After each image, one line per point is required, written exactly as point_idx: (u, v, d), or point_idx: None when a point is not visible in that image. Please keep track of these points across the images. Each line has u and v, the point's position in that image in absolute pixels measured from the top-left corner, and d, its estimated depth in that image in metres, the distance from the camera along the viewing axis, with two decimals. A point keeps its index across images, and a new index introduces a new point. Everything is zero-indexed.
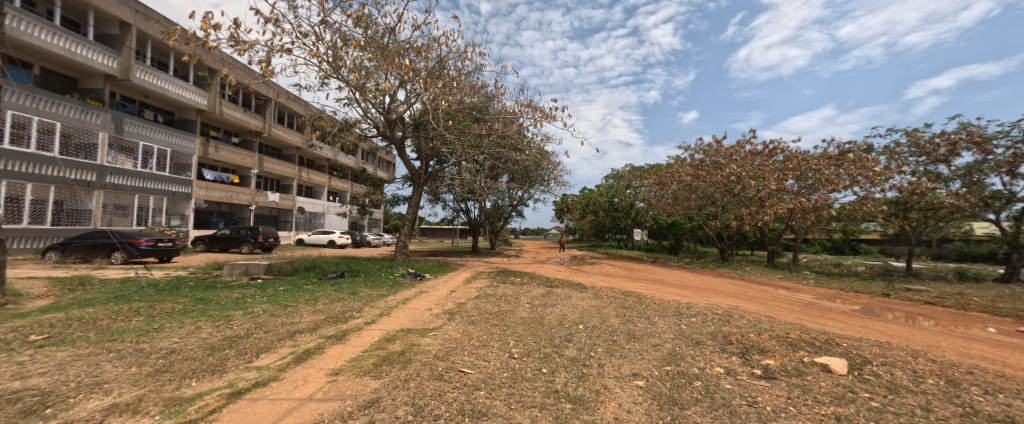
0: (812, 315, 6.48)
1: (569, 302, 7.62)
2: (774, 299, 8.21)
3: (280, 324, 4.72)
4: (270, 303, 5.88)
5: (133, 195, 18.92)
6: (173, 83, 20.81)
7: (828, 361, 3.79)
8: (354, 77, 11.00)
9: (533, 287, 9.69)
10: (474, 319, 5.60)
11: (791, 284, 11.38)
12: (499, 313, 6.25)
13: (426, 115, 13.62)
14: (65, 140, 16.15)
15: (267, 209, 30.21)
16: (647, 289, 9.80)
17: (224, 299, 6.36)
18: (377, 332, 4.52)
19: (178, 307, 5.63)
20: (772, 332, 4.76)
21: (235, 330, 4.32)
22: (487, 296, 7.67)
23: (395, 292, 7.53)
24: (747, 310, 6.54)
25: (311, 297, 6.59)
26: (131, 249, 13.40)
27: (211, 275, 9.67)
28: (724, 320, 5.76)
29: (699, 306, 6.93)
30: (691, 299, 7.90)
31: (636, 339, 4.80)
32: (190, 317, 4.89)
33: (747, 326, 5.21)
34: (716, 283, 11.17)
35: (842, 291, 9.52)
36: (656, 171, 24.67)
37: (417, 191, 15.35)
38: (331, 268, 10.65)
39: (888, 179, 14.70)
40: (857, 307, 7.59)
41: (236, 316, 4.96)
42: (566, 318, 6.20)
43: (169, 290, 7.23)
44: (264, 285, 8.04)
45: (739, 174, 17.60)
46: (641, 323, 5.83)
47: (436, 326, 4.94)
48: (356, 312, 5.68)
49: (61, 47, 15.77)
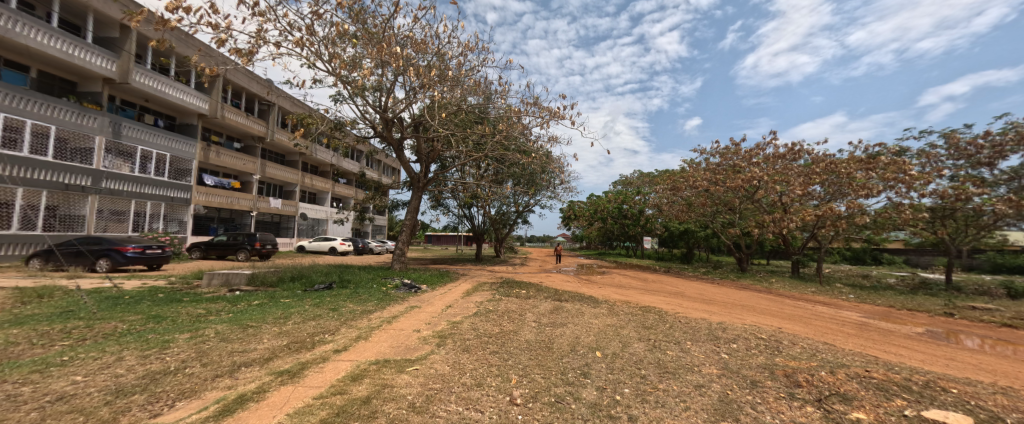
0: (875, 341, 5.45)
1: (582, 321, 6.62)
2: (819, 318, 7.12)
3: (229, 354, 3.78)
4: (229, 323, 4.97)
5: (129, 200, 18.37)
6: (173, 86, 20.30)
7: (944, 417, 2.78)
8: (346, 72, 10.15)
9: (540, 301, 8.72)
10: (470, 345, 4.62)
11: (830, 299, 10.19)
12: (500, 336, 5.30)
13: (426, 116, 12.82)
14: (61, 144, 15.69)
15: (268, 215, 29.63)
16: (667, 304, 8.81)
17: (184, 316, 5.50)
18: (345, 366, 3.59)
19: (122, 328, 4.74)
20: (848, 370, 3.74)
21: (168, 364, 3.41)
22: (487, 313, 6.70)
23: (382, 308, 6.63)
24: (795, 335, 5.50)
25: (283, 315, 5.67)
26: (117, 256, 12.71)
27: (188, 286, 8.83)
28: (773, 349, 4.73)
29: (735, 328, 5.89)
30: (722, 317, 6.85)
31: (670, 375, 3.81)
32: (128, 342, 4.01)
33: (808, 359, 4.23)
34: (743, 298, 10.10)
35: (891, 309, 8.40)
36: (668, 176, 23.61)
37: (416, 195, 14.49)
38: (319, 278, 9.81)
39: (927, 183, 13.50)
40: (921, 329, 6.51)
41: (178, 342, 4.03)
42: (580, 342, 5.22)
43: (127, 304, 6.35)
44: (239, 298, 7.17)
45: (761, 177, 16.40)
46: (671, 350, 4.81)
47: (421, 356, 3.99)
48: (329, 334, 4.76)
49: (58, 49, 15.32)
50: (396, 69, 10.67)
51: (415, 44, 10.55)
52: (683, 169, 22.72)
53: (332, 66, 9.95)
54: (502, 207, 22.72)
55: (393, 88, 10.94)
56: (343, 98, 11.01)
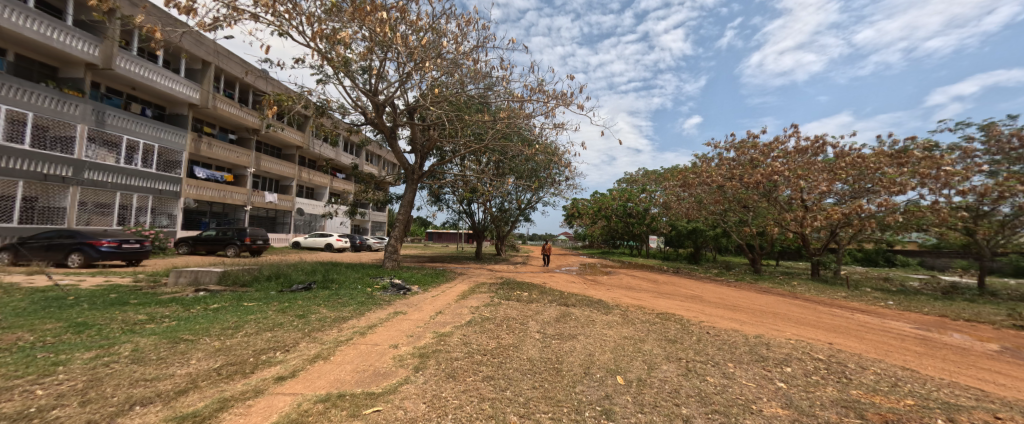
0: (955, 363, 4.49)
1: (594, 332, 5.64)
2: (869, 331, 6.14)
3: (128, 385, 2.79)
4: (162, 335, 4.01)
5: (113, 192, 17.44)
6: (162, 73, 19.33)
7: None
8: (330, 47, 9.07)
9: (544, 305, 7.74)
10: (458, 368, 3.67)
11: (866, 305, 9.22)
12: (497, 353, 4.33)
13: (421, 102, 11.83)
14: (40, 132, 14.80)
15: (263, 210, 28.76)
16: (686, 310, 7.87)
17: (116, 324, 4.55)
18: (285, 403, 2.63)
19: (25, 340, 3.77)
20: (971, 417, 2.74)
21: (29, 404, 2.43)
22: (482, 323, 5.72)
23: (361, 314, 5.70)
24: (859, 355, 4.52)
25: (237, 323, 4.73)
26: (90, 251, 11.82)
27: (152, 285, 7.93)
28: (841, 377, 3.76)
29: (782, 345, 4.89)
30: (757, 329, 5.88)
31: (723, 419, 2.85)
32: (5, 365, 3.00)
33: (900, 397, 3.25)
34: (769, 304, 9.04)
35: (943, 319, 7.43)
36: (678, 172, 22.49)
37: (411, 189, 13.53)
38: (299, 278, 8.87)
39: (965, 180, 12.42)
40: (997, 346, 5.50)
41: (71, 365, 3.05)
42: (595, 362, 4.25)
43: (63, 308, 5.40)
44: (199, 301, 6.24)
45: (782, 173, 15.23)
46: (713, 376, 3.81)
47: (392, 387, 3.01)
48: (282, 352, 3.79)
49: (35, 31, 14.32)
50: (389, 46, 9.67)
51: (409, 21, 9.59)
52: (694, 165, 21.67)
53: (317, 43, 8.96)
54: (503, 203, 21.78)
55: (384, 68, 9.94)
56: (329, 78, 9.99)
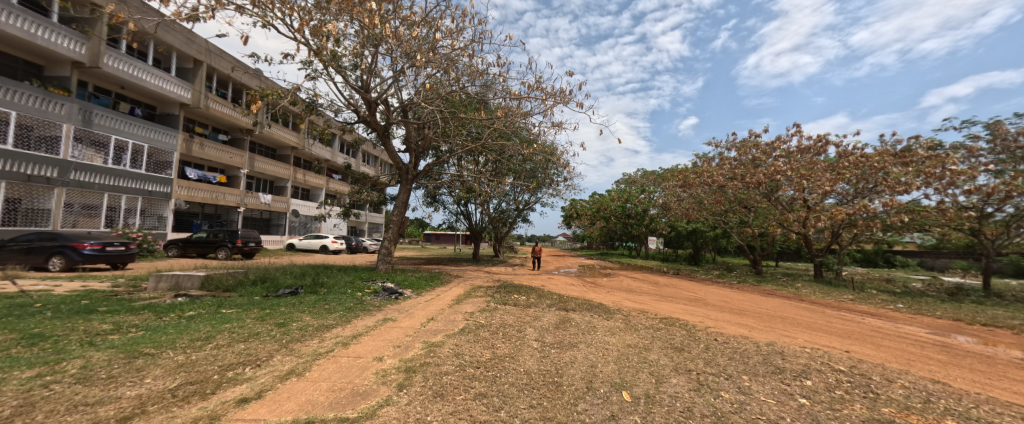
0: (986, 374, 4.17)
1: (595, 340, 5.30)
2: (885, 337, 5.84)
3: (63, 412, 2.42)
4: (122, 348, 3.63)
5: (100, 193, 16.93)
6: (151, 72, 18.88)
7: None
8: (318, 40, 8.69)
9: (542, 310, 7.41)
10: (448, 383, 3.34)
11: (874, 308, 8.92)
12: (492, 365, 3.98)
13: (415, 100, 11.47)
14: (24, 131, 14.35)
15: (257, 212, 28.30)
16: (690, 314, 7.55)
17: (75, 335, 4.17)
18: None
19: None
20: None
21: None
22: (477, 330, 5.37)
23: (348, 322, 5.35)
24: (885, 366, 4.18)
25: (208, 333, 4.35)
26: (72, 254, 11.37)
27: (129, 290, 7.53)
28: (868, 391, 3.43)
29: (798, 354, 4.55)
30: (770, 337, 5.55)
31: None
32: None
33: (939, 416, 2.93)
34: (776, 308, 8.71)
35: (957, 323, 7.15)
36: (677, 173, 22.20)
37: (405, 189, 13.17)
38: (286, 282, 8.47)
39: (971, 179, 12.18)
40: (1020, 353, 5.20)
41: (3, 387, 2.67)
42: (597, 375, 3.89)
43: (23, 316, 5.01)
44: (174, 308, 5.86)
45: (785, 172, 14.95)
46: (729, 392, 3.46)
47: (371, 411, 2.65)
48: (253, 368, 3.40)
49: (19, 27, 13.89)
50: (380, 41, 9.30)
51: (401, 15, 9.24)
52: (694, 165, 21.42)
53: (305, 37, 8.59)
54: (500, 204, 21.45)
55: (375, 63, 9.57)
56: (318, 74, 9.64)
